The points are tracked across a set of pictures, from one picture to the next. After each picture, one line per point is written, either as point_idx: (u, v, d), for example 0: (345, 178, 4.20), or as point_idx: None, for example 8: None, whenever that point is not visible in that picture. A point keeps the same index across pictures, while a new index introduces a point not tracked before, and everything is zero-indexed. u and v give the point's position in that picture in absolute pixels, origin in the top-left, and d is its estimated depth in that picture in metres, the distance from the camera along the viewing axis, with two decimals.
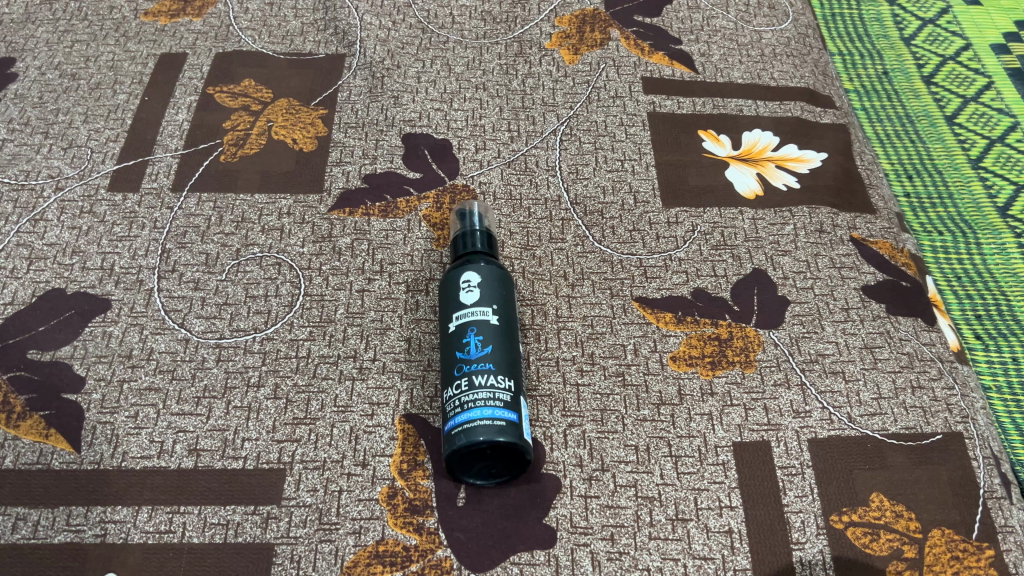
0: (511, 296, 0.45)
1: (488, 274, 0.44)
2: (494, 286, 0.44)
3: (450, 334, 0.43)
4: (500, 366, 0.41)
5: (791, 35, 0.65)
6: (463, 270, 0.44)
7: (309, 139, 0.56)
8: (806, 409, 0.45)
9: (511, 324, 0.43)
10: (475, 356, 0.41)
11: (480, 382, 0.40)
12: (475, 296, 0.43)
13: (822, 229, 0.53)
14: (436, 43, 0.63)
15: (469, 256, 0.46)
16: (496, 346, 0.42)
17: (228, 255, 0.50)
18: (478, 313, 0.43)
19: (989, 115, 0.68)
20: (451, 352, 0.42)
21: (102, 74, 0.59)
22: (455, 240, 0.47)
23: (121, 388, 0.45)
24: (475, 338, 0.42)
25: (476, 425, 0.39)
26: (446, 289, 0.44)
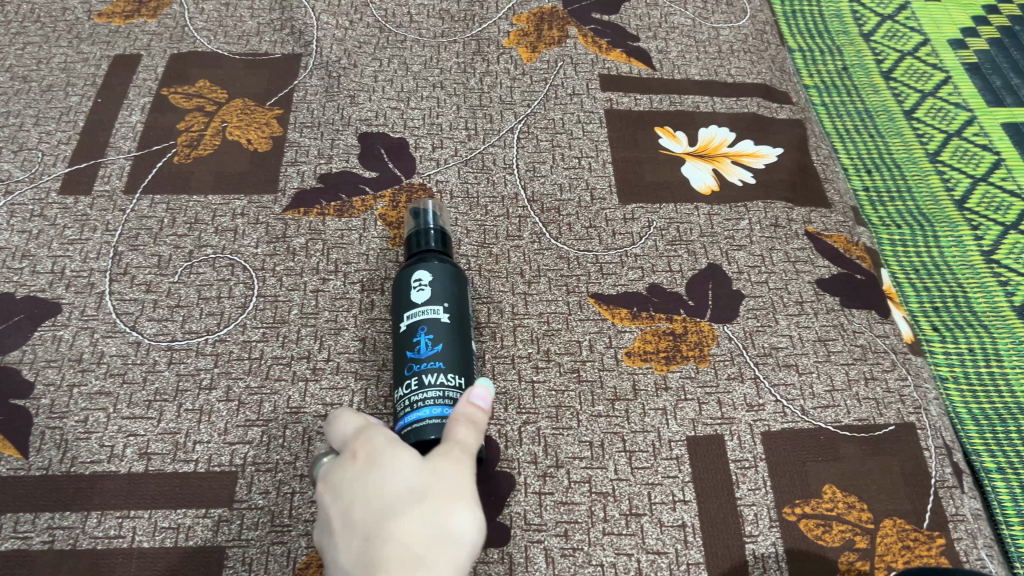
0: (464, 294, 0.44)
1: (440, 272, 0.44)
2: (446, 284, 0.44)
3: (401, 334, 0.43)
4: (450, 365, 0.41)
5: (748, 32, 0.66)
6: (414, 269, 0.44)
7: (263, 140, 0.56)
8: (759, 403, 0.46)
9: (464, 322, 0.43)
10: (424, 355, 0.41)
11: (430, 381, 0.40)
12: (426, 296, 0.43)
13: (777, 223, 0.54)
14: (393, 42, 0.62)
15: (422, 255, 0.45)
16: (447, 344, 0.42)
17: (181, 257, 0.50)
18: (429, 312, 0.43)
19: (946, 109, 0.69)
20: (403, 352, 0.42)
21: (54, 77, 0.58)
22: (409, 238, 0.47)
23: (70, 393, 0.44)
24: (426, 337, 0.42)
25: (423, 425, 0.39)
26: (398, 289, 0.44)
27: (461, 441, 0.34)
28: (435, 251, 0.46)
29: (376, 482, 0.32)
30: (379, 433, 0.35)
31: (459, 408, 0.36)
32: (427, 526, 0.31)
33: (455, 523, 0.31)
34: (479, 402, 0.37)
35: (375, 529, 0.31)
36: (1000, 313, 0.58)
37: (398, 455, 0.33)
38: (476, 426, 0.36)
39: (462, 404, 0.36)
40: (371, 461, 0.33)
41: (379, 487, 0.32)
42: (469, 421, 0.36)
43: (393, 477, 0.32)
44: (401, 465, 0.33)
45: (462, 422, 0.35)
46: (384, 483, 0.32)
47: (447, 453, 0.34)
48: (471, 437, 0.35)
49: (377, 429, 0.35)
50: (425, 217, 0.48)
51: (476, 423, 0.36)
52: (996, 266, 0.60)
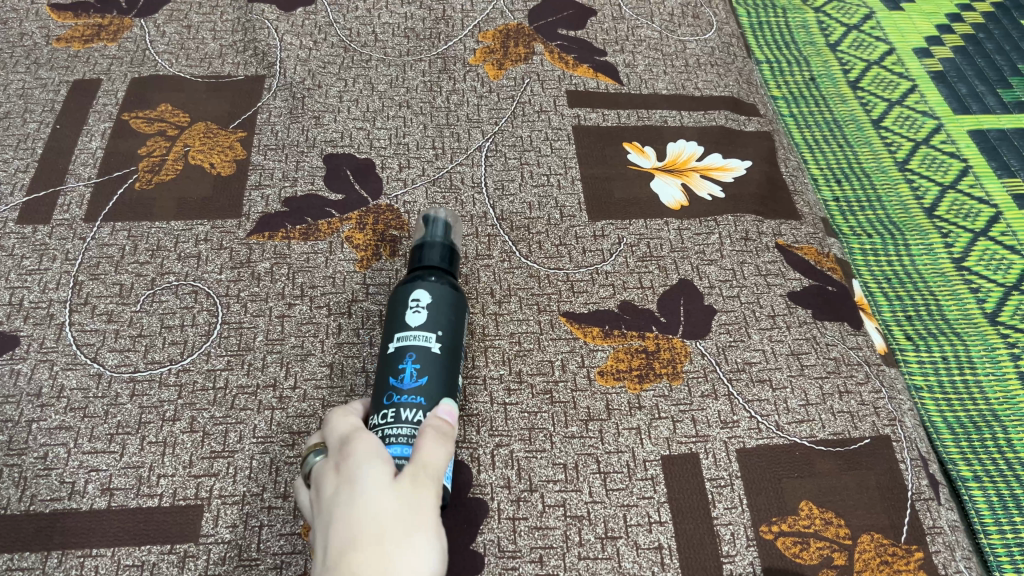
0: (461, 324, 0.43)
1: (442, 296, 0.42)
2: (444, 311, 0.42)
3: (388, 355, 0.41)
4: (430, 402, 0.39)
5: (715, 45, 0.66)
6: (414, 286, 0.43)
7: (227, 163, 0.55)
8: (733, 419, 0.45)
9: (453, 355, 0.42)
10: (407, 386, 0.40)
11: (407, 417, 0.38)
12: (421, 320, 0.41)
13: (747, 237, 0.54)
14: (358, 62, 0.61)
15: (426, 272, 0.44)
16: (432, 378, 0.40)
17: (143, 285, 0.49)
18: (421, 338, 0.41)
19: (914, 117, 0.69)
20: (387, 377, 0.40)
21: (11, 103, 0.57)
22: (416, 252, 0.45)
23: (30, 429, 0.43)
24: (412, 366, 0.40)
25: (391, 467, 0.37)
26: (395, 304, 0.43)
27: (430, 460, 0.35)
28: (440, 270, 0.44)
29: (343, 507, 0.33)
30: (358, 444, 0.35)
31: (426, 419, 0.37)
32: (381, 562, 0.31)
33: (405, 560, 0.31)
34: (444, 415, 0.38)
35: (335, 558, 0.32)
36: (972, 320, 0.57)
37: (367, 477, 0.34)
38: (444, 440, 0.36)
39: (432, 415, 0.37)
40: (344, 481, 0.34)
41: (346, 512, 0.33)
42: (438, 434, 0.36)
43: (359, 503, 0.33)
44: (368, 489, 0.33)
45: (430, 434, 0.36)
46: (349, 510, 0.33)
47: (413, 479, 0.34)
48: (440, 454, 0.35)
49: (359, 437, 0.36)
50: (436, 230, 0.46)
51: (446, 439, 0.36)
52: (967, 274, 0.60)
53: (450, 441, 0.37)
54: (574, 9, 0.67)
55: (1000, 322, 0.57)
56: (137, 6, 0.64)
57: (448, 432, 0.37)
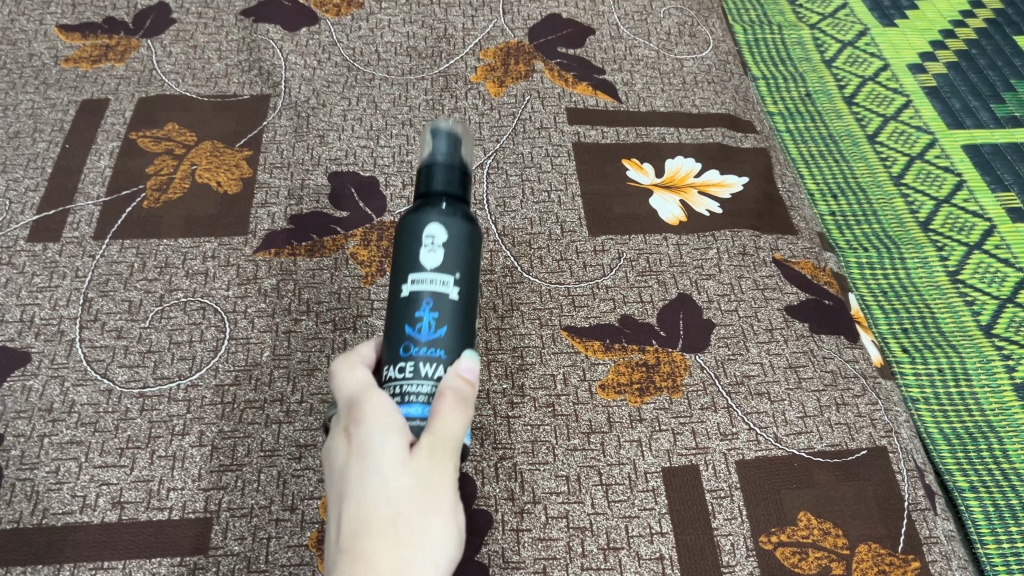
0: (478, 262, 0.39)
1: (458, 231, 0.38)
2: (462, 251, 0.38)
3: (401, 298, 0.37)
4: (452, 357, 0.36)
5: (711, 62, 0.67)
6: (429, 220, 0.38)
7: (233, 181, 0.56)
8: (732, 431, 0.46)
9: (472, 301, 0.38)
10: (426, 338, 0.36)
11: (428, 372, 0.36)
12: (439, 261, 0.37)
13: (745, 252, 0.55)
14: (362, 81, 0.62)
15: (437, 200, 0.39)
16: (452, 329, 0.37)
17: (151, 302, 0.50)
18: (439, 283, 0.37)
19: (908, 132, 0.70)
20: (402, 324, 0.37)
21: (21, 123, 0.58)
22: (424, 170, 0.40)
23: (41, 443, 0.44)
24: (430, 314, 0.37)
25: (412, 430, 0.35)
26: (404, 235, 0.38)
27: (449, 432, 0.34)
28: (451, 196, 0.40)
29: (359, 486, 0.32)
30: (373, 409, 0.34)
31: (444, 383, 0.35)
32: (398, 555, 0.31)
33: (422, 550, 0.32)
34: (465, 375, 0.36)
35: (352, 543, 0.32)
36: (967, 332, 0.58)
37: (384, 454, 0.33)
38: (463, 407, 0.35)
39: (450, 377, 0.35)
40: (359, 454, 0.33)
41: (362, 494, 0.32)
42: (458, 402, 0.35)
43: (375, 485, 0.32)
44: (385, 469, 0.32)
45: (449, 402, 0.34)
46: (366, 491, 0.32)
47: (430, 455, 0.33)
48: (459, 423, 0.34)
49: (374, 400, 0.34)
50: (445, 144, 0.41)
51: (466, 407, 0.35)
52: (962, 286, 0.61)
53: (469, 409, 0.35)
54: (573, 27, 0.68)
55: (995, 334, 0.58)
56: (144, 25, 0.65)
57: (467, 397, 0.35)
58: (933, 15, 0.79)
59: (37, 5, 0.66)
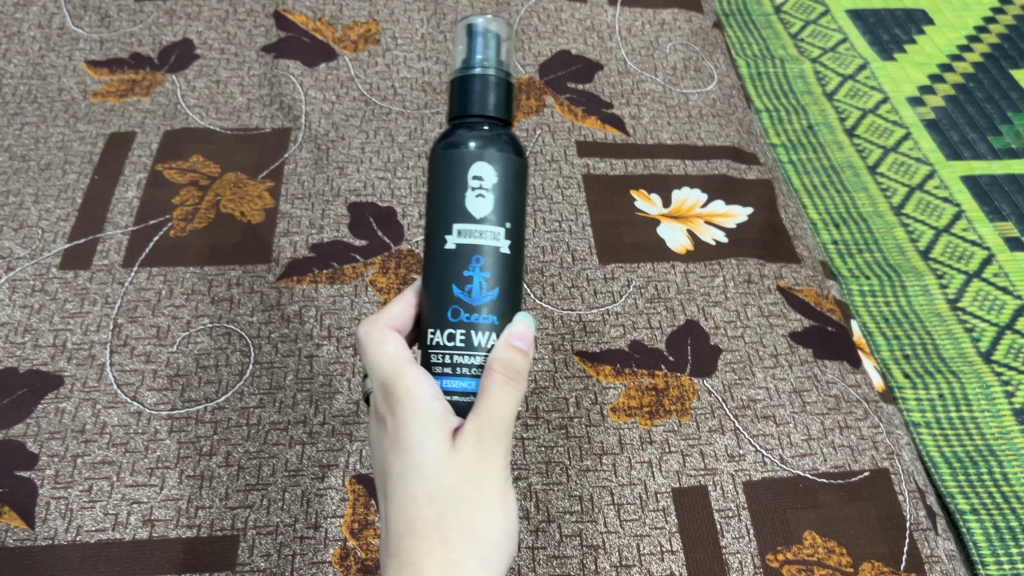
0: (526, 199, 0.36)
1: (506, 169, 0.35)
2: (510, 192, 0.35)
3: (447, 251, 0.35)
4: (504, 320, 0.35)
5: (716, 96, 0.69)
6: (473, 161, 0.34)
7: (256, 212, 0.58)
8: (740, 453, 0.48)
9: (522, 248, 0.36)
10: (477, 301, 0.35)
11: (479, 343, 0.34)
12: (488, 209, 0.35)
13: (750, 280, 0.57)
14: (379, 115, 0.65)
15: (478, 125, 0.35)
16: (503, 287, 0.35)
17: (179, 327, 0.52)
18: (490, 237, 0.35)
19: (908, 164, 0.72)
20: (449, 282, 0.35)
21: (51, 155, 0.60)
22: (460, 81, 0.36)
23: (75, 463, 0.45)
24: (481, 274, 0.35)
25: (466, 405, 0.34)
26: (444, 173, 0.35)
27: (495, 416, 0.32)
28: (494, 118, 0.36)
29: (405, 482, 0.33)
30: (411, 401, 0.33)
31: (492, 355, 0.33)
32: (447, 556, 0.31)
33: (471, 547, 0.32)
34: (518, 344, 0.34)
35: (403, 543, 0.32)
36: (967, 359, 0.60)
37: (425, 451, 0.32)
38: (512, 385, 0.33)
39: (501, 348, 0.33)
40: (402, 449, 0.33)
41: (408, 492, 0.32)
42: (506, 380, 0.33)
43: (420, 484, 0.32)
44: (427, 466, 0.32)
45: (497, 382, 0.33)
46: (411, 489, 0.32)
47: (476, 445, 0.32)
48: (507, 403, 0.33)
49: (411, 390, 0.33)
50: (484, 51, 0.36)
51: (514, 384, 0.33)
52: (961, 314, 0.62)
53: (520, 385, 0.33)
54: (582, 63, 0.70)
55: (994, 360, 0.60)
56: (169, 61, 0.67)
57: (518, 372, 0.33)
58: (931, 49, 0.80)
59: (65, 41, 0.68)
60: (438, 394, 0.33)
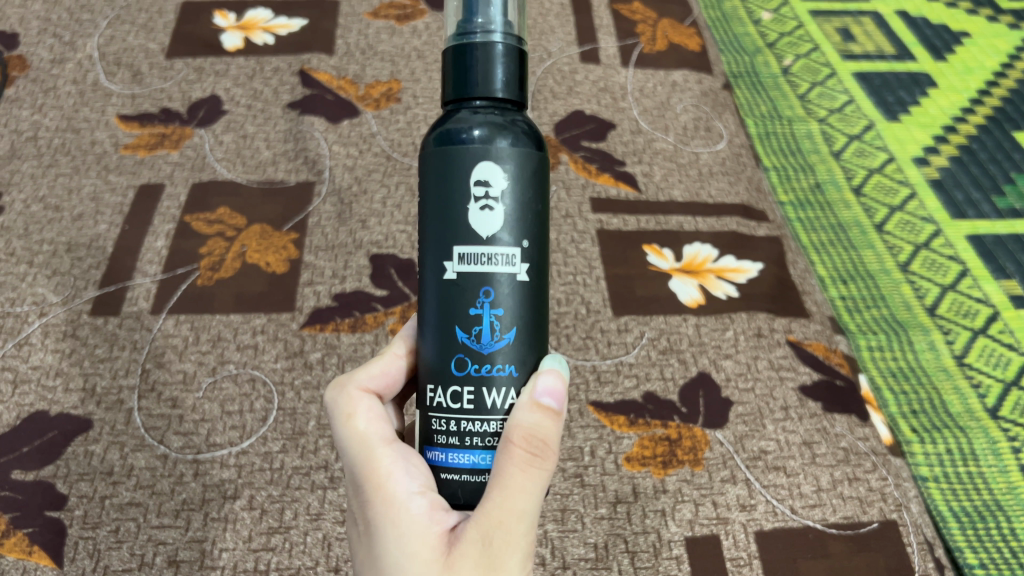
0: (541, 200, 0.34)
1: (515, 168, 0.33)
2: (521, 198, 0.33)
3: (451, 282, 0.33)
4: (522, 362, 0.34)
5: (725, 155, 0.71)
6: (476, 163, 0.32)
7: (281, 262, 0.60)
8: (751, 503, 0.50)
9: (539, 263, 0.34)
10: (490, 347, 0.33)
11: (492, 405, 0.33)
12: (497, 225, 0.32)
13: (760, 333, 0.58)
14: (400, 170, 0.67)
15: (482, 112, 0.33)
16: (517, 316, 0.33)
17: (204, 373, 0.53)
18: (500, 259, 0.33)
19: (914, 222, 0.73)
20: (457, 318, 0.33)
21: (84, 206, 0.62)
22: (458, 59, 0.33)
23: (103, 504, 0.48)
24: (491, 312, 0.33)
25: (479, 482, 0.33)
26: (444, 175, 0.33)
27: (502, 505, 0.31)
28: (498, 101, 0.33)
29: None
30: (387, 495, 0.33)
31: (513, 423, 0.32)
32: None
33: None
34: (544, 404, 0.32)
35: None
36: (975, 415, 0.61)
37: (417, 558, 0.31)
38: (527, 468, 0.31)
39: (524, 413, 0.32)
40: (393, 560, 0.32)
41: None
42: (527, 454, 0.31)
43: None
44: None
45: (515, 459, 0.31)
46: None
47: (482, 546, 0.31)
48: (523, 486, 0.31)
49: (386, 481, 0.33)
50: (486, 12, 0.33)
51: (536, 460, 0.32)
52: (968, 370, 0.63)
53: (544, 459, 0.32)
54: (596, 122, 0.72)
55: (1001, 417, 0.61)
56: (198, 116, 0.69)
57: (542, 441, 0.32)
58: (935, 110, 0.82)
59: (99, 95, 0.70)
60: (420, 488, 0.33)
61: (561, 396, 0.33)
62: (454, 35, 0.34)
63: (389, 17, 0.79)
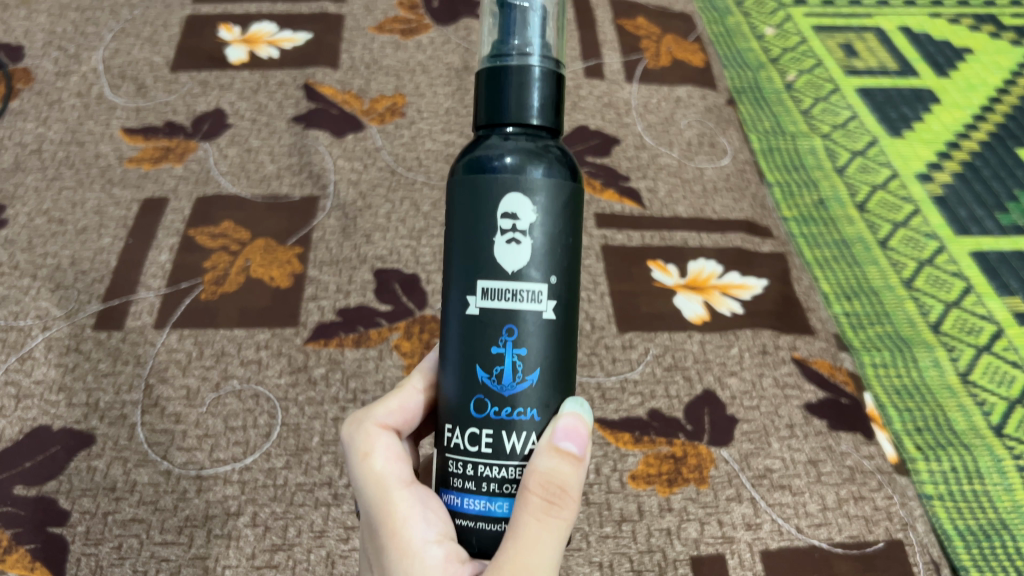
0: (572, 234, 0.33)
1: (545, 201, 0.32)
2: (550, 232, 0.32)
3: (474, 318, 0.32)
4: (545, 405, 0.33)
5: (729, 171, 0.71)
6: (504, 193, 0.31)
7: (285, 276, 0.59)
8: (756, 522, 0.50)
9: (568, 301, 0.33)
10: (512, 386, 0.32)
11: (512, 449, 0.32)
12: (524, 260, 0.32)
13: (765, 350, 0.59)
14: (404, 184, 0.67)
15: (515, 139, 0.32)
16: (541, 355, 0.32)
17: (208, 388, 0.53)
18: (525, 295, 0.32)
19: (918, 239, 0.72)
20: (479, 357, 0.32)
21: (88, 219, 0.62)
22: (492, 81, 0.33)
23: (105, 521, 0.48)
24: (514, 352, 0.32)
25: (497, 531, 0.32)
26: (471, 206, 0.32)
27: (518, 559, 0.30)
28: (532, 128, 0.33)
29: None
30: (402, 542, 0.33)
31: (529, 470, 0.31)
32: None
33: None
34: (564, 449, 0.31)
35: None
36: (979, 433, 0.60)
37: None
38: (543, 516, 0.31)
39: (541, 458, 0.31)
40: None
41: None
42: (543, 501, 0.31)
43: None
44: None
45: (530, 507, 0.31)
46: None
47: None
48: (539, 537, 0.31)
49: (401, 527, 0.33)
50: (523, 33, 0.33)
51: (552, 508, 0.31)
52: (972, 388, 0.62)
53: (561, 506, 0.31)
54: (600, 137, 0.72)
55: (1005, 435, 0.60)
56: (202, 129, 0.69)
57: (560, 487, 0.31)
58: (938, 127, 0.82)
59: (103, 109, 0.70)
60: (437, 536, 0.32)
61: (584, 438, 0.32)
62: (488, 57, 0.34)
63: (393, 32, 0.79)
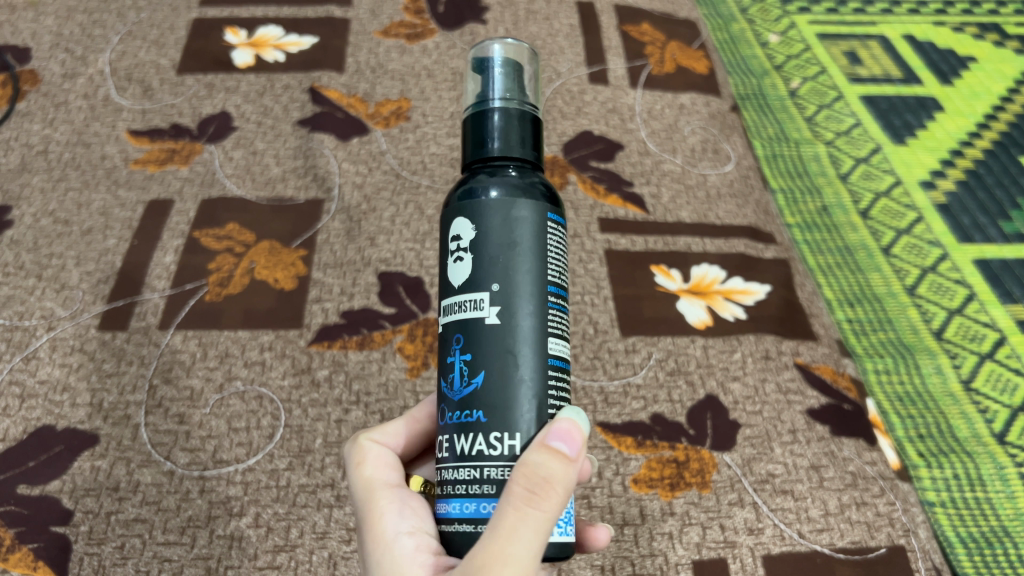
0: (525, 242, 0.32)
1: (485, 216, 0.32)
2: (493, 242, 0.32)
3: (443, 337, 0.33)
4: (492, 406, 0.31)
5: (733, 177, 0.72)
6: (454, 218, 0.33)
7: (289, 278, 0.60)
8: (759, 526, 0.50)
9: (523, 306, 0.31)
10: (460, 392, 0.31)
11: (459, 450, 0.31)
12: (465, 274, 0.32)
13: (768, 356, 0.59)
14: (409, 188, 0.67)
15: (480, 170, 0.33)
16: (486, 359, 0.31)
17: (211, 390, 0.54)
18: (469, 305, 0.32)
19: (921, 246, 0.72)
20: (440, 370, 0.33)
21: (93, 220, 0.63)
22: (466, 123, 0.34)
23: (108, 520, 0.48)
24: (461, 359, 0.32)
25: (451, 533, 0.31)
26: (444, 235, 0.34)
27: (491, 548, 0.28)
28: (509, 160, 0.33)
29: None
30: (378, 536, 0.34)
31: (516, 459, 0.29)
32: None
33: None
34: (553, 445, 0.29)
35: None
36: (982, 441, 0.60)
37: None
38: (522, 509, 0.29)
39: (531, 451, 0.29)
40: None
41: None
42: (524, 492, 0.29)
43: None
44: None
45: (511, 498, 0.29)
46: None
47: None
48: (516, 527, 0.28)
49: (380, 521, 0.34)
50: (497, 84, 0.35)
51: (533, 501, 0.29)
52: (975, 395, 0.62)
53: (544, 500, 0.29)
54: (605, 142, 0.72)
55: (1007, 442, 0.60)
56: (208, 132, 0.69)
57: (546, 482, 0.29)
58: (942, 134, 0.82)
59: (110, 111, 0.70)
60: (410, 529, 0.33)
61: (580, 442, 0.30)
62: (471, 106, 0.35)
63: (399, 36, 0.79)
